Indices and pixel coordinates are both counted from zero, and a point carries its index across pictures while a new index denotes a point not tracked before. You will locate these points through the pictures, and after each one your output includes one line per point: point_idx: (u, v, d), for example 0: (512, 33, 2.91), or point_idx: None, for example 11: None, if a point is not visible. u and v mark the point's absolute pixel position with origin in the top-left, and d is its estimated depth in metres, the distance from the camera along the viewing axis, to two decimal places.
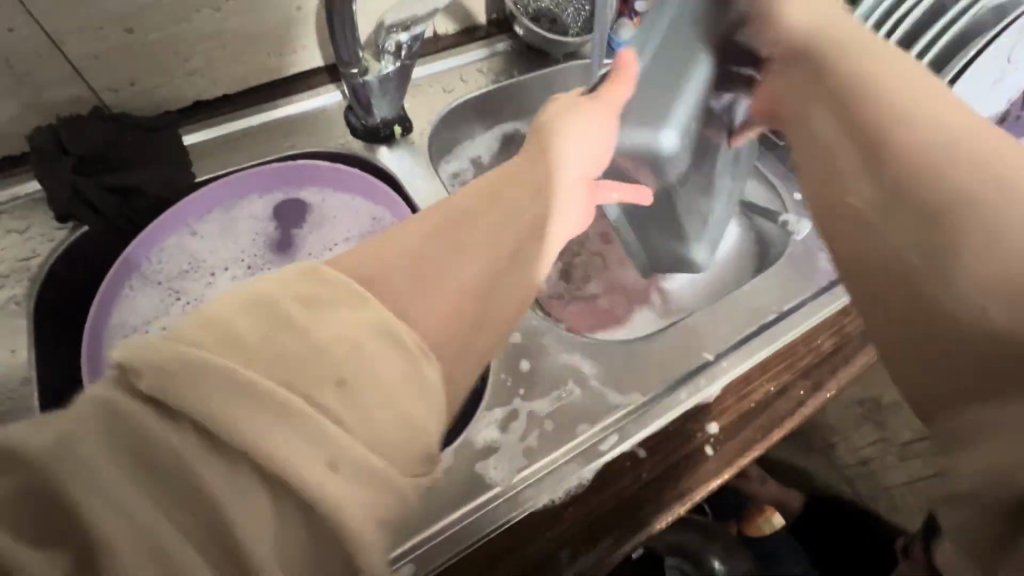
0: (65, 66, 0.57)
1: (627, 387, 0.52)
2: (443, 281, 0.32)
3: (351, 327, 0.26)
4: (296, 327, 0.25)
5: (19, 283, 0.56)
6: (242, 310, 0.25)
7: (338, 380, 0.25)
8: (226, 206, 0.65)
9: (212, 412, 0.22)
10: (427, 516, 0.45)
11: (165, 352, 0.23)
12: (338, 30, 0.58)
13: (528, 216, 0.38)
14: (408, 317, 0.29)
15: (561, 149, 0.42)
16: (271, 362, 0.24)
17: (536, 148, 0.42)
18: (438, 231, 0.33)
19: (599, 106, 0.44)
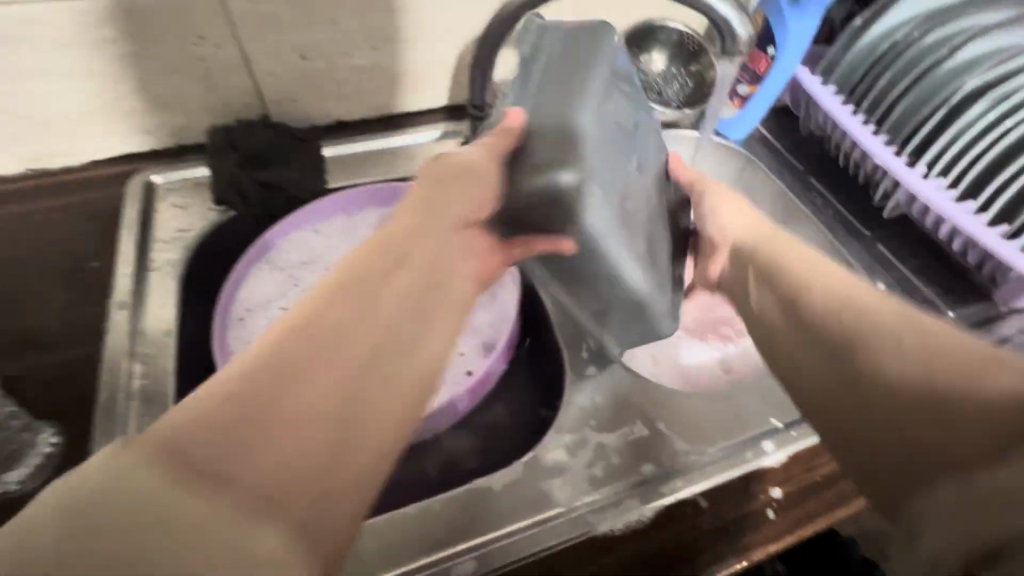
0: (248, 79, 0.69)
1: (693, 438, 0.55)
2: (385, 310, 0.36)
3: (241, 464, 0.28)
4: (170, 472, 0.27)
5: (174, 249, 0.64)
6: (166, 447, 0.28)
7: (216, 525, 0.27)
8: (349, 214, 0.73)
9: (109, 524, 0.25)
10: (492, 521, 0.48)
11: (98, 490, 0.26)
12: (477, 80, 0.64)
13: (455, 239, 0.42)
14: (235, 479, 0.28)
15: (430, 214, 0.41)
16: (151, 494, 0.27)
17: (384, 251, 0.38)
18: (301, 333, 0.32)
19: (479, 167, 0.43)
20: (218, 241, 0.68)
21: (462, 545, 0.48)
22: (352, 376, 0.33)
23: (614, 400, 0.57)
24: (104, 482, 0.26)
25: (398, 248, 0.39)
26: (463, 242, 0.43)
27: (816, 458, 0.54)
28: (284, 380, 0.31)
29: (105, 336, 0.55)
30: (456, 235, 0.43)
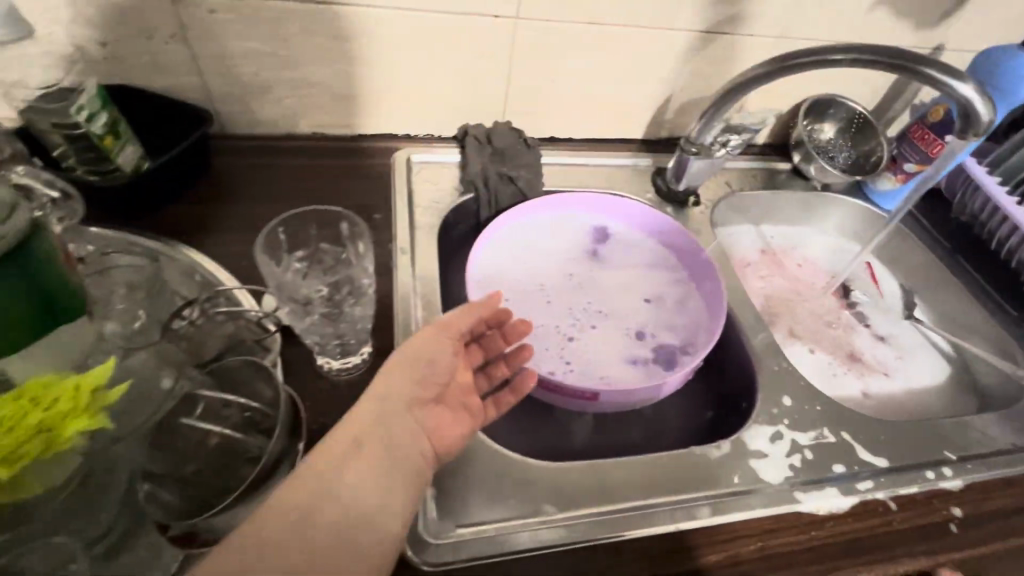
0: (503, 91, 0.85)
1: (877, 450, 0.62)
2: (365, 469, 0.46)
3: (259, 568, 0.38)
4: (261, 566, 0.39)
5: (430, 214, 0.77)
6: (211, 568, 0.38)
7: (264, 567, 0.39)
8: (564, 212, 0.83)
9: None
10: (713, 482, 0.57)
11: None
12: (704, 121, 0.80)
13: (410, 425, 0.50)
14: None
15: (423, 350, 0.53)
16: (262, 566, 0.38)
17: (407, 370, 0.52)
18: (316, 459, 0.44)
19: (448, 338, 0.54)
20: (457, 216, 0.82)
21: (690, 495, 0.56)
22: (338, 485, 0.44)
23: (801, 406, 0.65)
24: (285, 514, 0.41)
25: (401, 393, 0.51)
26: (428, 419, 0.52)
27: (990, 492, 0.60)
28: (317, 501, 0.43)
29: (392, 271, 0.67)
30: (412, 416, 0.51)
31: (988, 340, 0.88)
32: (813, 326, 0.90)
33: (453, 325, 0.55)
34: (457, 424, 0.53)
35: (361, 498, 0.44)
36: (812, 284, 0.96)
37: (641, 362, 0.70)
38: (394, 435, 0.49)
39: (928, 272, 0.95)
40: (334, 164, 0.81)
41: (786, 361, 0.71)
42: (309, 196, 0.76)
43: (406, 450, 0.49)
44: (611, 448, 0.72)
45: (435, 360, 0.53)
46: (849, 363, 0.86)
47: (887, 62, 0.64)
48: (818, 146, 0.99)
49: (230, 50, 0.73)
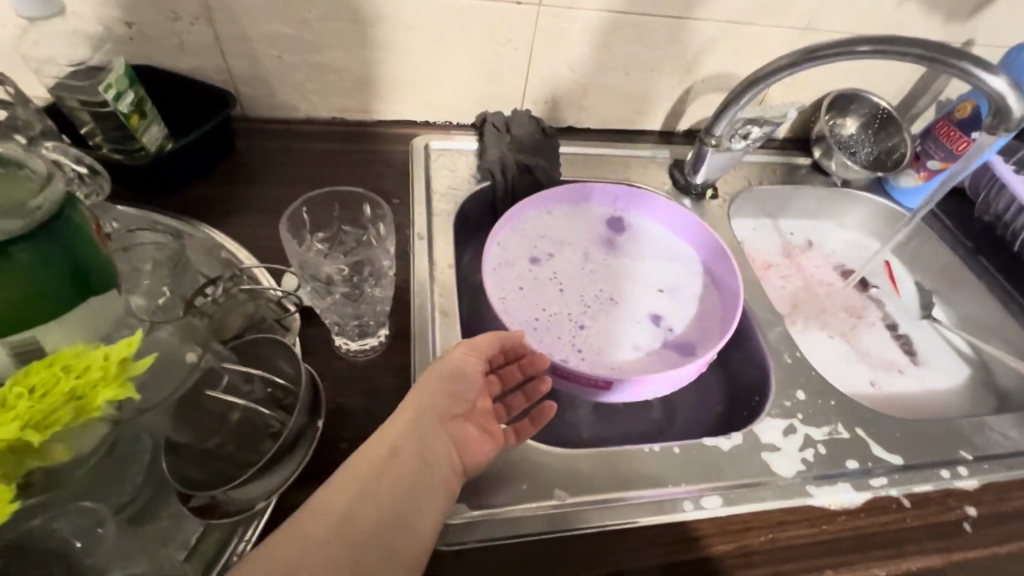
0: (523, 79, 0.85)
1: (891, 448, 0.62)
2: (399, 476, 0.48)
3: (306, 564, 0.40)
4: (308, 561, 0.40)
5: (448, 201, 0.78)
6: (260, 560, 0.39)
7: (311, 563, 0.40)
8: (579, 202, 0.83)
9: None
10: (725, 474, 0.57)
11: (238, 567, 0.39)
12: (722, 113, 0.79)
13: (444, 437, 0.52)
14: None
15: (453, 367, 0.55)
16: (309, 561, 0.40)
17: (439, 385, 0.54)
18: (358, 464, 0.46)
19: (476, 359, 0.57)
20: (473, 204, 0.82)
21: (701, 486, 0.56)
22: (376, 483, 0.46)
23: (816, 402, 0.65)
24: (329, 515, 0.43)
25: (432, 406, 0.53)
26: (458, 435, 0.53)
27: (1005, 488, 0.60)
28: (361, 495, 0.45)
29: (409, 256, 0.68)
30: (445, 430, 0.53)
31: (1009, 342, 0.86)
32: (822, 317, 0.90)
33: (483, 347, 0.58)
34: (485, 441, 0.55)
35: (395, 503, 0.46)
36: (823, 275, 0.95)
37: (657, 352, 0.70)
38: (428, 446, 0.50)
39: (943, 268, 0.94)
40: (353, 149, 0.82)
41: (801, 356, 0.70)
42: (327, 181, 0.77)
43: (439, 460, 0.50)
44: (622, 439, 0.72)
45: (469, 379, 0.56)
46: (856, 354, 0.86)
47: (922, 56, 0.62)
48: (840, 141, 0.98)
49: (254, 34, 0.73)
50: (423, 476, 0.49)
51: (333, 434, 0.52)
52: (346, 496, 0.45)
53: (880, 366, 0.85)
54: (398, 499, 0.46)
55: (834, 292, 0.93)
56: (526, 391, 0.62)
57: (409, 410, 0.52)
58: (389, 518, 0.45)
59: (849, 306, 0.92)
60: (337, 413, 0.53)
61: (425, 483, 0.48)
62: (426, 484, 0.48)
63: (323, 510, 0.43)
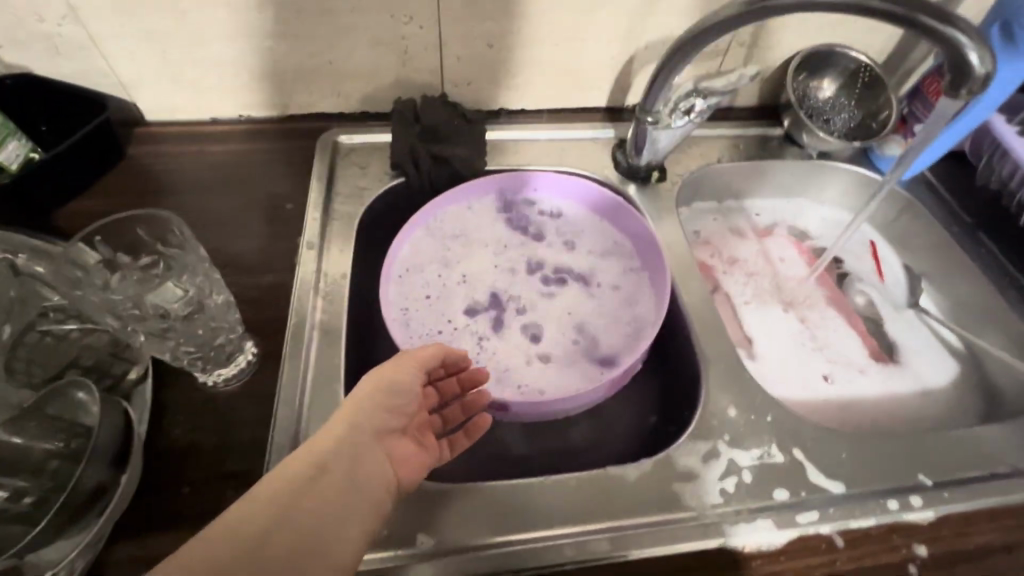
0: (436, 60, 0.76)
1: (833, 472, 0.53)
2: (329, 492, 0.41)
3: None
4: None
5: (352, 203, 0.71)
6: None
7: None
8: (501, 193, 0.76)
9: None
10: (628, 510, 0.50)
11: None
12: (655, 84, 0.69)
13: (377, 452, 0.46)
14: None
15: (392, 376, 0.50)
16: None
17: (376, 395, 0.48)
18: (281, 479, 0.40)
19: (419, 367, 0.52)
20: (387, 203, 0.75)
21: (594, 525, 0.49)
22: (308, 492, 0.40)
23: (750, 419, 0.57)
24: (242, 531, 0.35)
25: (369, 415, 0.47)
26: (390, 450, 0.48)
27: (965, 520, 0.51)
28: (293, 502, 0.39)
29: (295, 269, 0.62)
30: (379, 444, 0.47)
31: (1007, 333, 0.74)
32: (779, 306, 0.81)
33: (425, 357, 0.52)
34: (415, 458, 0.50)
35: (325, 521, 0.39)
36: (784, 257, 0.86)
37: (573, 364, 0.63)
38: (360, 461, 0.44)
39: (925, 243, 0.83)
40: (255, 150, 0.76)
41: (740, 364, 0.62)
42: (224, 187, 0.72)
43: (372, 477, 0.44)
44: (542, 458, 0.66)
45: (407, 391, 0.50)
46: (811, 347, 0.78)
47: (899, 13, 0.49)
48: (814, 108, 0.86)
49: (125, 32, 0.67)
50: (359, 490, 0.43)
51: (177, 475, 0.48)
52: (279, 497, 0.38)
53: (836, 358, 0.77)
54: (333, 510, 0.40)
55: (793, 276, 0.84)
56: (463, 404, 0.57)
57: (341, 419, 0.46)
58: (320, 533, 0.39)
59: (808, 291, 0.83)
60: (186, 452, 0.49)
61: (357, 502, 0.42)
62: (359, 501, 0.42)
63: (253, 508, 0.37)
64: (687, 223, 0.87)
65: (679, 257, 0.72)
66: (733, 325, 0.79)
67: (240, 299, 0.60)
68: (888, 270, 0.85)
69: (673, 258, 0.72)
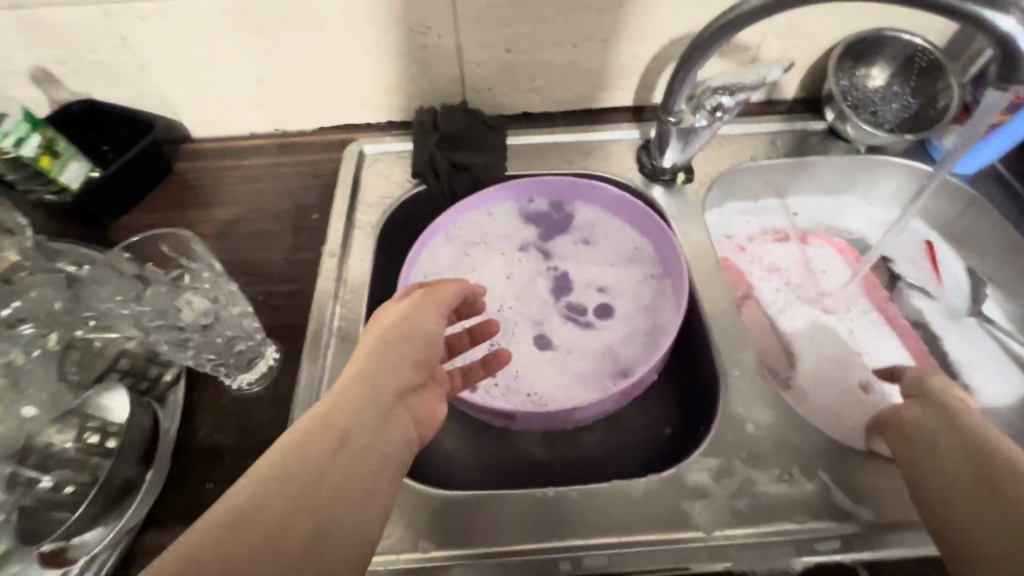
0: (456, 68, 0.76)
1: (858, 498, 0.50)
2: (360, 432, 0.40)
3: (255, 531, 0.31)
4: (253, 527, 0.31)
5: (374, 212, 0.73)
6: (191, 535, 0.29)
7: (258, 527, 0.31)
8: (522, 199, 0.76)
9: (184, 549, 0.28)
10: (632, 526, 0.49)
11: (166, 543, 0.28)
12: (675, 81, 0.67)
13: (399, 407, 0.45)
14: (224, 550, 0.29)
15: (411, 322, 0.50)
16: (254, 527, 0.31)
17: (396, 339, 0.48)
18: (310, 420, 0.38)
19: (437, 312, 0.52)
20: (409, 211, 0.77)
21: (596, 541, 0.49)
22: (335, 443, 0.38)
23: (771, 437, 0.54)
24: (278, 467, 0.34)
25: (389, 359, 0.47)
26: (412, 406, 0.47)
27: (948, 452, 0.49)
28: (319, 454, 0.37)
29: (318, 278, 0.65)
30: (402, 400, 0.46)
31: None
32: (818, 313, 0.76)
33: (444, 301, 0.53)
34: (435, 410, 0.49)
35: (357, 463, 0.38)
36: (825, 259, 0.81)
37: (586, 371, 0.63)
38: (387, 409, 0.43)
39: (988, 245, 0.76)
40: (287, 162, 0.80)
41: (765, 378, 0.58)
42: (258, 198, 0.76)
43: (394, 429, 0.43)
44: (556, 466, 0.65)
45: (428, 335, 0.50)
46: (852, 355, 0.72)
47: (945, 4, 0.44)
48: (862, 98, 0.80)
49: (169, 57, 0.72)
50: (383, 443, 0.41)
51: (202, 473, 0.51)
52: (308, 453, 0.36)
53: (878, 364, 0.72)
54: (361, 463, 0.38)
55: (835, 278, 0.79)
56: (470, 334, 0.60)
57: (362, 365, 0.45)
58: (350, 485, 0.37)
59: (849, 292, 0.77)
60: (210, 450, 0.53)
61: (385, 449, 0.41)
62: (384, 454, 0.41)
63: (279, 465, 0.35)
64: (717, 224, 0.83)
65: (703, 263, 0.69)
66: (765, 333, 0.74)
67: (267, 306, 0.64)
68: (945, 270, 0.77)
69: (697, 264, 0.69)
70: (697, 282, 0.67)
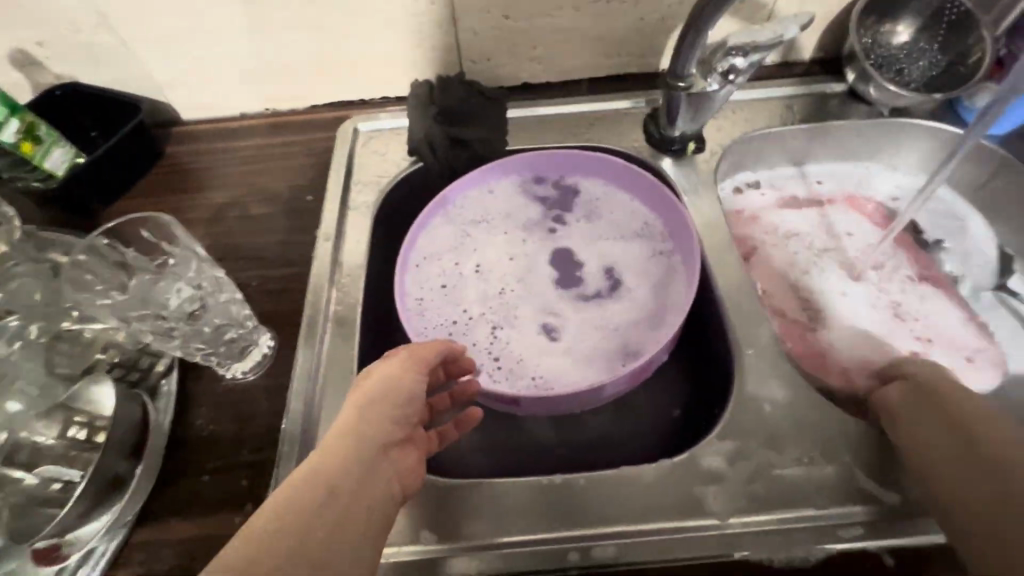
0: (452, 37, 0.72)
1: (883, 481, 0.47)
2: (340, 511, 0.37)
3: None
4: None
5: (370, 192, 0.71)
6: None
7: None
8: (524, 175, 0.72)
9: None
10: (644, 513, 0.47)
11: None
12: (686, 41, 0.62)
13: (382, 466, 0.43)
14: None
15: (391, 383, 0.47)
16: None
17: (377, 402, 0.45)
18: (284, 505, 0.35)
19: (418, 368, 0.49)
20: (406, 190, 0.74)
21: (605, 530, 0.47)
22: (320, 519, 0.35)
23: (789, 417, 0.51)
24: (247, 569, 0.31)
25: (368, 424, 0.44)
26: (396, 463, 0.45)
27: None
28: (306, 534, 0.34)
29: (313, 262, 0.63)
30: (385, 459, 0.43)
31: None
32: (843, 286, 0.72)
33: (428, 357, 0.50)
34: (416, 471, 0.47)
35: (336, 543, 0.35)
36: (847, 229, 0.76)
37: (593, 354, 0.61)
38: (369, 476, 0.41)
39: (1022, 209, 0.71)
40: (279, 142, 0.77)
41: (782, 356, 0.55)
42: (250, 181, 0.74)
43: (378, 491, 0.41)
44: (564, 451, 0.63)
45: (410, 396, 0.47)
46: (886, 329, 0.69)
47: None
48: (886, 57, 0.74)
49: (150, 34, 0.69)
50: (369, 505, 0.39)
51: (197, 464, 0.50)
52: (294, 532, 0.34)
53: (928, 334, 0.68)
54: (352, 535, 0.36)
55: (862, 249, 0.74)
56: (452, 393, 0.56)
57: (338, 432, 0.42)
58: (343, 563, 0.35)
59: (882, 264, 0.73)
60: (203, 442, 0.51)
61: (368, 520, 0.38)
62: (366, 526, 0.38)
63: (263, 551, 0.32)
64: (727, 191, 0.78)
65: (716, 237, 0.65)
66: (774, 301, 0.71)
67: (261, 292, 0.62)
68: (976, 240, 0.73)
69: (709, 238, 0.66)
70: (709, 257, 0.64)
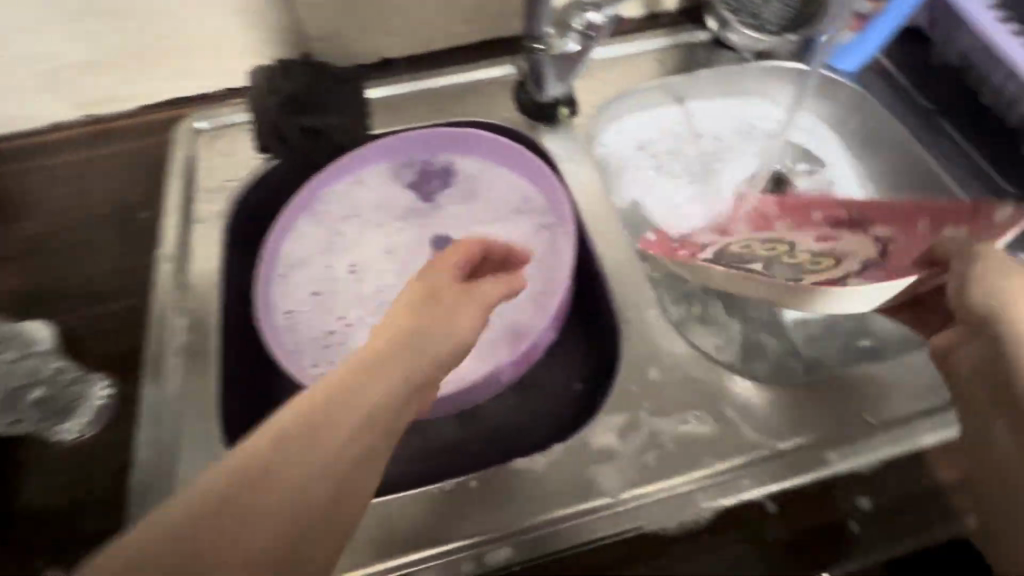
0: (288, 13, 0.64)
1: (765, 428, 0.48)
2: (354, 416, 0.34)
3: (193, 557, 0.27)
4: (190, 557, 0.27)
5: (217, 199, 0.62)
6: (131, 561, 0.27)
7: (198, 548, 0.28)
8: (394, 160, 0.67)
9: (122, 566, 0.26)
10: (540, 504, 0.45)
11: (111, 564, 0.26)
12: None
13: (411, 403, 0.37)
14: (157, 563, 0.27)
15: (438, 293, 0.43)
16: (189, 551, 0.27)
17: (420, 294, 0.42)
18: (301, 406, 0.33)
19: (467, 292, 0.44)
20: (263, 193, 0.66)
21: (502, 530, 0.45)
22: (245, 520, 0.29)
23: (675, 380, 0.51)
24: (235, 476, 0.30)
25: (416, 318, 0.40)
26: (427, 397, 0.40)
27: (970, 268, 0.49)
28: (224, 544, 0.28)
29: (154, 291, 0.55)
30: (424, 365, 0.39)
31: None
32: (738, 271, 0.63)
33: (466, 252, 0.47)
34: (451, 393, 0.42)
35: (335, 467, 0.32)
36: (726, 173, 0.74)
37: (483, 341, 0.58)
38: (391, 390, 0.36)
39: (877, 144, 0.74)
40: (101, 153, 0.66)
41: (665, 321, 0.54)
42: (71, 204, 0.63)
43: (392, 428, 0.36)
44: (468, 447, 0.61)
45: (454, 324, 0.42)
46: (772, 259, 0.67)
47: None
48: (745, 1, 0.74)
49: None
50: (329, 500, 0.32)
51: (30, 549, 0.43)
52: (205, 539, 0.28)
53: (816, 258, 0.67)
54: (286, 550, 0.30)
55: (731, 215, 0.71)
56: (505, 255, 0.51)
57: (378, 340, 0.39)
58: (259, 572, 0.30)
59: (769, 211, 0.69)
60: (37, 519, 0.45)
61: (375, 448, 0.34)
62: (371, 453, 0.34)
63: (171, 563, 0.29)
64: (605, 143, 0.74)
65: (596, 206, 0.63)
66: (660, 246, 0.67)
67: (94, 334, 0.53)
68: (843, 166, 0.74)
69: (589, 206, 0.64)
70: (590, 227, 0.62)
